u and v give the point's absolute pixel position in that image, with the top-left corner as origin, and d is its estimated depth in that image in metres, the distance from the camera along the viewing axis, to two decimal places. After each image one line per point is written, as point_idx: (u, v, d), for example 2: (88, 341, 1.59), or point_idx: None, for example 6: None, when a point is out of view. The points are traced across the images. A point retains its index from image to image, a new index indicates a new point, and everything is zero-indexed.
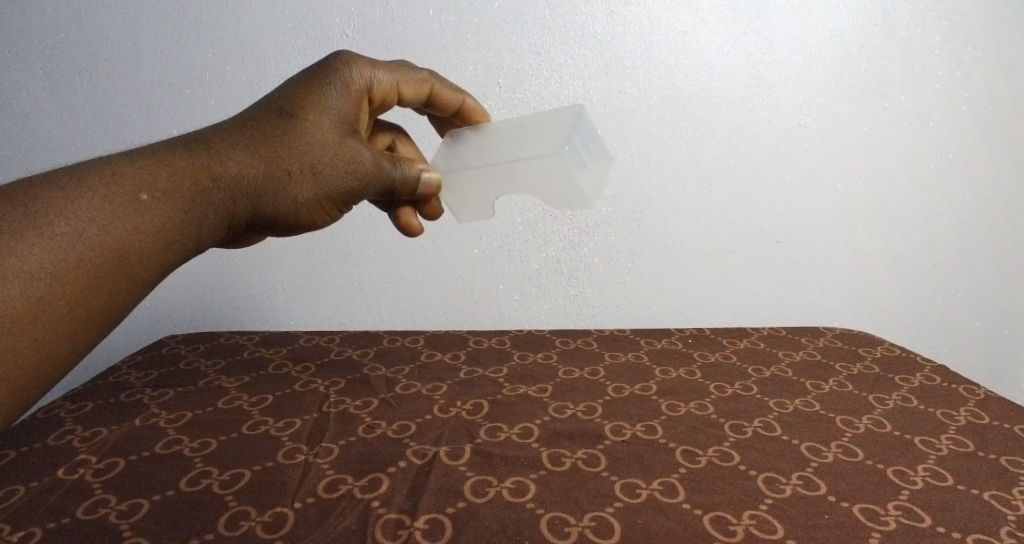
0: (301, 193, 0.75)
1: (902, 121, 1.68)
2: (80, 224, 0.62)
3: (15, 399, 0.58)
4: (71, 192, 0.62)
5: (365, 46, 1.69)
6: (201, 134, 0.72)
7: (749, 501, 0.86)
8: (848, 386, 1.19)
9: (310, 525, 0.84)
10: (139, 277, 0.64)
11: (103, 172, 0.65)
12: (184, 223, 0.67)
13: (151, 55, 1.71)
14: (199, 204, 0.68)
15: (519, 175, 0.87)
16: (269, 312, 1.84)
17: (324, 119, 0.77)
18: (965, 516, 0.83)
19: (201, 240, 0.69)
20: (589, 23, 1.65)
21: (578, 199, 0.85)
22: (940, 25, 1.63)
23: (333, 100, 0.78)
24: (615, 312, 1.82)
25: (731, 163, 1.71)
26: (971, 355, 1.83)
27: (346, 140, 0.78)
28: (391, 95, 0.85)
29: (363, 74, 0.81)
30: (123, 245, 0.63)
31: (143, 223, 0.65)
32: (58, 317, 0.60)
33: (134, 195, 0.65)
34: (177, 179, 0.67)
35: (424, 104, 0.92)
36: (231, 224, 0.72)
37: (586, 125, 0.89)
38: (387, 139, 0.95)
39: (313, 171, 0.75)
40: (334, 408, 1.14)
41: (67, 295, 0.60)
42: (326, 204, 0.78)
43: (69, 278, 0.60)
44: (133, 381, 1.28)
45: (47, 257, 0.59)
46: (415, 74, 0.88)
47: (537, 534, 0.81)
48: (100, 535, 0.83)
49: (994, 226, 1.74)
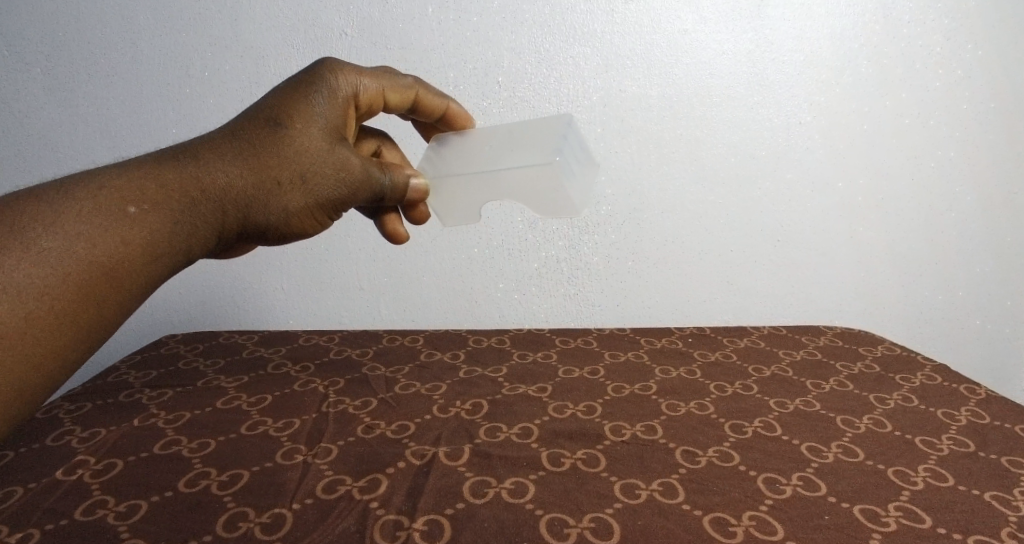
0: (291, 203, 0.75)
1: (902, 120, 1.67)
2: (66, 239, 0.62)
3: (11, 416, 0.59)
4: (61, 205, 0.63)
5: (364, 45, 1.69)
6: (190, 145, 0.72)
7: (749, 502, 0.85)
8: (849, 386, 1.19)
9: (308, 526, 0.84)
10: (129, 291, 0.65)
11: (91, 185, 0.65)
12: (172, 235, 0.67)
13: (150, 53, 1.71)
14: (188, 215, 0.69)
15: (509, 183, 0.86)
16: (268, 310, 1.84)
17: (312, 127, 0.76)
18: (967, 517, 0.83)
19: (191, 251, 0.69)
20: (589, 21, 1.64)
21: (568, 208, 0.86)
22: (941, 23, 1.62)
23: (320, 108, 0.77)
24: (615, 311, 1.82)
25: (732, 161, 1.70)
26: (973, 352, 1.82)
27: (336, 147, 0.77)
28: (376, 101, 0.84)
29: (349, 81, 0.80)
30: (109, 258, 0.63)
31: (131, 235, 0.65)
32: (49, 332, 0.60)
33: (121, 207, 0.65)
34: (164, 191, 0.68)
35: (410, 110, 0.91)
36: (222, 234, 0.72)
37: (574, 135, 0.89)
38: (373, 145, 0.94)
39: (303, 180, 0.75)
40: (332, 408, 1.13)
41: (57, 310, 0.60)
42: (319, 212, 0.77)
43: (57, 293, 0.61)
44: (132, 381, 1.27)
45: (34, 272, 0.60)
46: (400, 81, 0.87)
47: (537, 535, 0.81)
48: (99, 536, 0.83)
49: (996, 223, 1.73)
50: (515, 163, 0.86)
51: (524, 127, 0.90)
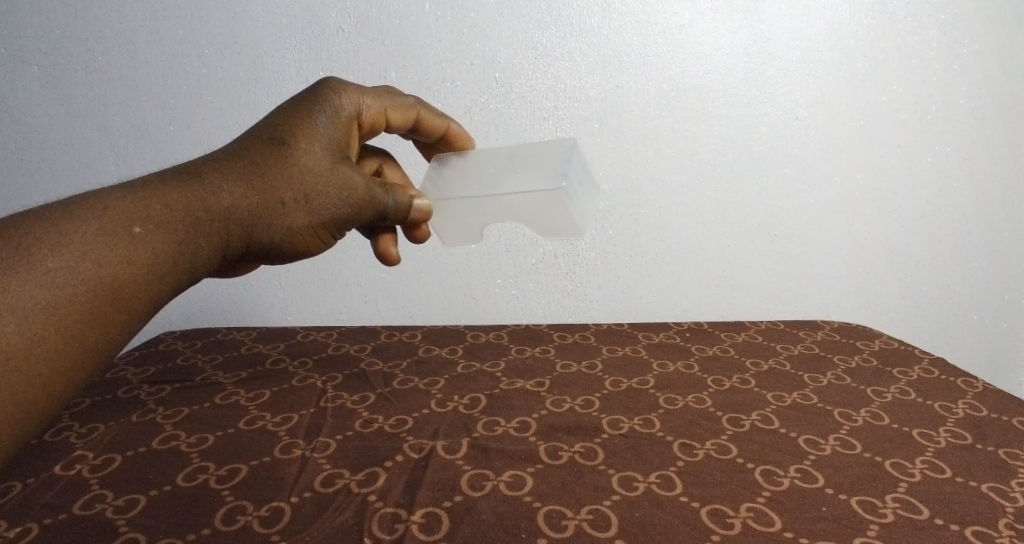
0: (294, 222, 0.78)
1: (899, 115, 1.68)
2: (72, 260, 0.65)
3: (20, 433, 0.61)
4: (68, 225, 0.66)
5: (361, 41, 1.69)
6: (195, 165, 0.75)
7: (747, 494, 0.86)
8: (847, 379, 1.19)
9: (306, 519, 0.84)
10: (133, 310, 0.67)
11: (97, 205, 0.68)
12: (177, 254, 0.70)
13: (145, 50, 1.71)
14: (193, 234, 0.72)
15: (513, 207, 0.88)
16: (266, 309, 1.84)
17: (315, 147, 0.80)
18: (965, 508, 0.83)
19: (195, 269, 0.72)
20: (585, 17, 1.64)
21: (571, 230, 0.88)
22: (938, 18, 1.63)
23: (323, 127, 0.81)
24: (613, 307, 1.82)
25: (729, 157, 1.70)
26: (971, 347, 1.83)
27: (339, 167, 0.80)
28: (379, 120, 0.88)
29: (352, 100, 0.84)
30: (115, 278, 0.66)
31: (138, 254, 0.68)
32: (54, 351, 0.63)
33: (127, 227, 0.68)
34: (168, 211, 0.71)
35: (411, 130, 0.95)
36: (225, 252, 0.75)
37: (579, 157, 0.91)
38: (374, 163, 0.96)
39: (307, 199, 0.78)
40: (330, 403, 1.13)
41: (63, 330, 0.63)
42: (320, 230, 0.81)
43: (64, 312, 0.63)
44: (130, 377, 1.28)
45: (40, 291, 0.62)
46: (402, 100, 0.91)
47: (535, 528, 0.81)
48: (97, 531, 0.83)
49: (994, 219, 1.74)
50: (521, 187, 0.87)
51: (528, 150, 0.92)
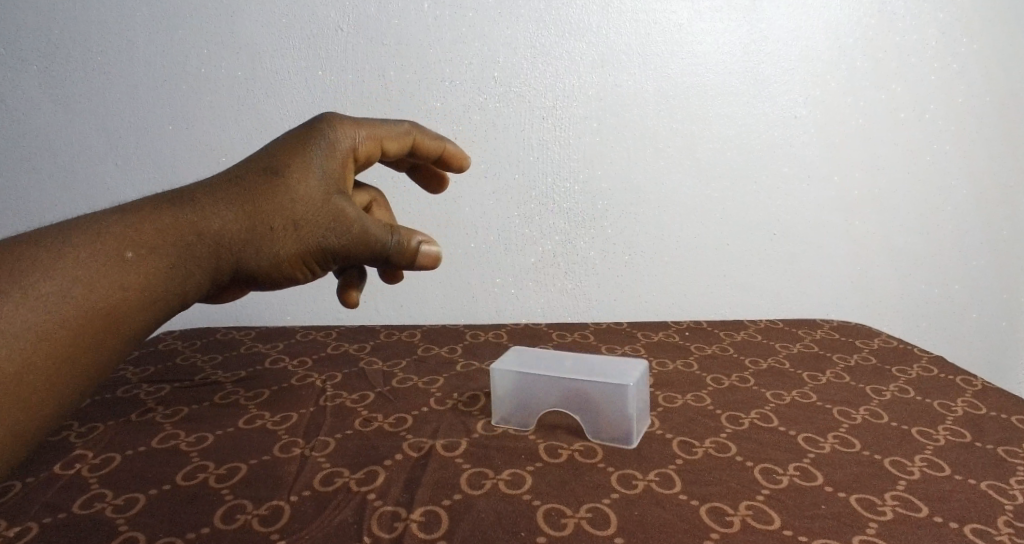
0: (282, 249, 0.81)
1: (899, 114, 1.68)
2: (69, 282, 0.69)
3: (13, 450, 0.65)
4: (68, 248, 0.71)
5: (359, 40, 1.68)
6: (191, 190, 0.80)
7: (746, 492, 0.86)
8: (846, 377, 1.19)
9: (306, 518, 0.84)
10: (123, 333, 0.71)
11: (95, 229, 0.73)
12: (166, 278, 0.74)
13: (145, 52, 1.71)
14: (183, 259, 0.76)
15: None
16: (264, 308, 1.85)
17: (308, 178, 0.82)
18: (963, 507, 0.83)
19: (184, 292, 0.76)
20: (584, 17, 1.65)
21: None
22: (937, 17, 1.64)
23: (318, 160, 0.83)
24: (607, 308, 1.81)
25: (727, 155, 1.70)
26: (971, 346, 1.83)
27: (330, 198, 0.82)
28: (374, 151, 0.90)
29: (348, 135, 0.87)
30: (107, 302, 0.70)
31: (130, 279, 0.72)
32: (47, 370, 0.66)
33: (121, 251, 0.72)
34: (161, 235, 0.75)
35: (409, 154, 0.97)
36: (214, 277, 0.79)
37: None
38: (366, 197, 0.96)
39: (296, 227, 0.81)
40: (330, 401, 1.14)
41: (57, 350, 0.67)
42: (308, 259, 0.83)
43: (58, 334, 0.67)
44: (129, 377, 1.27)
45: (35, 312, 0.66)
46: (397, 128, 0.93)
47: (536, 526, 0.81)
48: (95, 530, 0.83)
49: (994, 218, 1.75)
50: None
51: None
